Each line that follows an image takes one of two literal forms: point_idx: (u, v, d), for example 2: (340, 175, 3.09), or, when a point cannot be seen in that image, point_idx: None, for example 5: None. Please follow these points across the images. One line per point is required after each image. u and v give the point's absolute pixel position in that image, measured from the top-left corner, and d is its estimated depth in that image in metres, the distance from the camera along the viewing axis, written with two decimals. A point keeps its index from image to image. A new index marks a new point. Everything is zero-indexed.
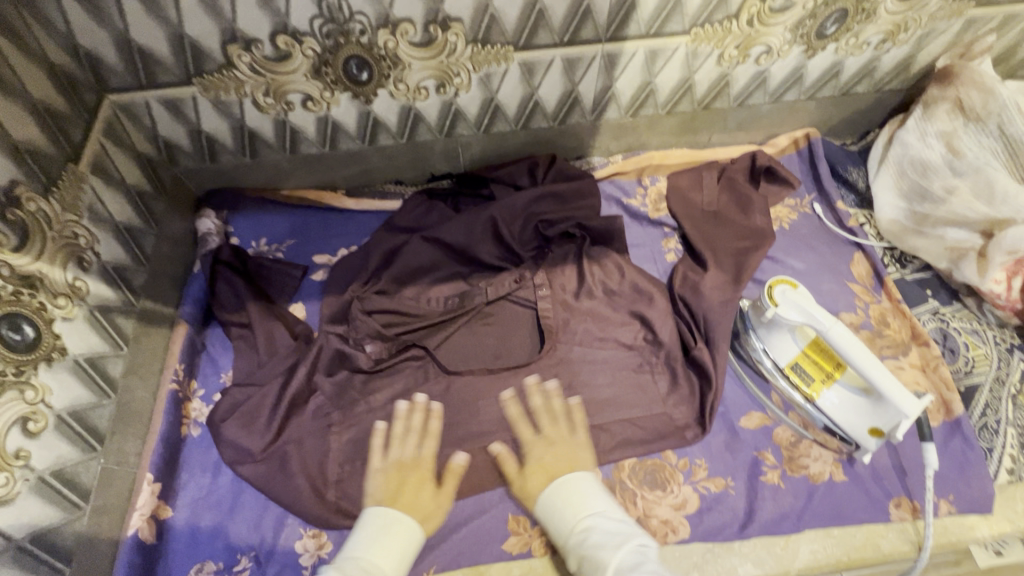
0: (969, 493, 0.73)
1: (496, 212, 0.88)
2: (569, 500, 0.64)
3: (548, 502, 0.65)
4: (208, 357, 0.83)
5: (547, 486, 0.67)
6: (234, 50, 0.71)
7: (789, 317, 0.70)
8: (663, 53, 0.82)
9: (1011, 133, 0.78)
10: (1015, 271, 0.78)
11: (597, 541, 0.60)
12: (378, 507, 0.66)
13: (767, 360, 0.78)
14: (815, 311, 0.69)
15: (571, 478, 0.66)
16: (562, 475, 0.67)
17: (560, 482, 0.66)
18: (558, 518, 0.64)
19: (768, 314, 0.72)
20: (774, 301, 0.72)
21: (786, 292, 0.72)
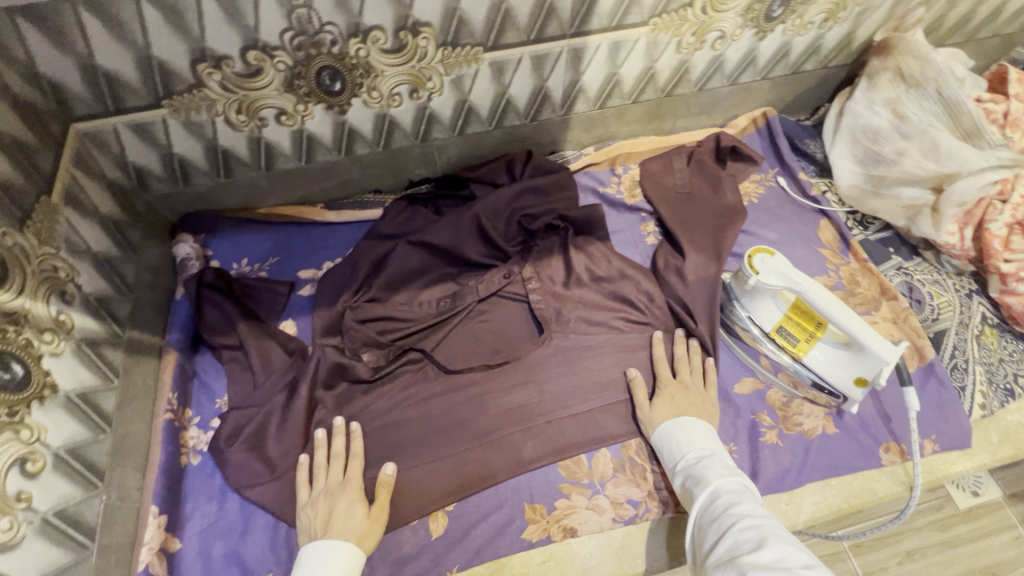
0: (949, 430, 0.78)
1: (480, 209, 0.89)
2: (678, 425, 0.74)
3: (662, 428, 0.75)
4: (201, 383, 0.81)
5: (667, 417, 0.76)
6: (204, 69, 0.70)
7: (770, 284, 0.74)
8: (626, 44, 0.85)
9: (948, 96, 0.83)
10: (966, 221, 0.84)
11: (704, 466, 0.67)
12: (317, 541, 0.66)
13: (753, 326, 0.81)
14: (796, 277, 0.73)
15: (687, 417, 0.74)
16: (680, 413, 0.75)
17: (679, 420, 0.74)
18: (676, 446, 0.72)
19: (751, 283, 0.76)
20: (756, 270, 0.76)
21: (766, 261, 0.75)
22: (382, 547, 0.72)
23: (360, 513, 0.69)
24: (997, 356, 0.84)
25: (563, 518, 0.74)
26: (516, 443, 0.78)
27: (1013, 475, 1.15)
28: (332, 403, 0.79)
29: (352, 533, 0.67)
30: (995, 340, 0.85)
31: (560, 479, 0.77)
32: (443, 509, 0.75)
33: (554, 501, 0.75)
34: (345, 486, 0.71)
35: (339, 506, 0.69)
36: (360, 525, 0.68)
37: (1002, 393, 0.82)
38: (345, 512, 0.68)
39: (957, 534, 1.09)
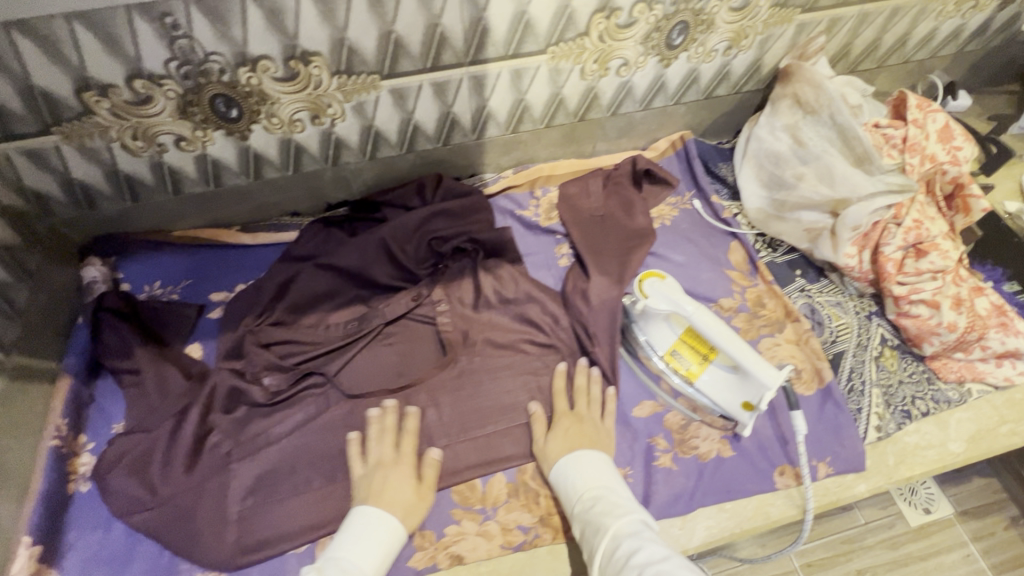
0: (844, 453, 0.78)
1: (387, 233, 0.90)
2: (573, 462, 0.72)
3: (559, 466, 0.73)
4: (98, 409, 0.81)
5: (562, 456, 0.74)
6: (91, 97, 0.70)
7: (657, 307, 0.75)
8: (527, 72, 0.86)
9: (841, 123, 0.85)
10: (864, 244, 0.86)
11: (601, 506, 0.66)
12: (369, 506, 0.69)
13: (650, 348, 0.82)
14: (680, 301, 0.74)
15: (579, 453, 0.73)
16: (573, 448, 0.74)
17: (574, 456, 0.73)
18: (572, 485, 0.70)
19: (640, 306, 0.77)
20: (645, 293, 0.76)
21: (654, 284, 0.76)
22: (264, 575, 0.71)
23: (405, 483, 0.73)
24: (897, 378, 0.84)
25: (451, 545, 0.73)
26: None
27: (959, 493, 1.14)
28: (228, 428, 0.79)
29: (399, 506, 0.70)
30: (895, 362, 0.85)
31: (452, 504, 0.76)
32: (331, 535, 0.74)
33: (445, 527, 0.75)
34: (398, 461, 0.75)
35: (388, 478, 0.72)
36: (404, 497, 0.71)
37: (900, 415, 0.82)
38: (392, 481, 0.72)
39: (909, 552, 1.08)
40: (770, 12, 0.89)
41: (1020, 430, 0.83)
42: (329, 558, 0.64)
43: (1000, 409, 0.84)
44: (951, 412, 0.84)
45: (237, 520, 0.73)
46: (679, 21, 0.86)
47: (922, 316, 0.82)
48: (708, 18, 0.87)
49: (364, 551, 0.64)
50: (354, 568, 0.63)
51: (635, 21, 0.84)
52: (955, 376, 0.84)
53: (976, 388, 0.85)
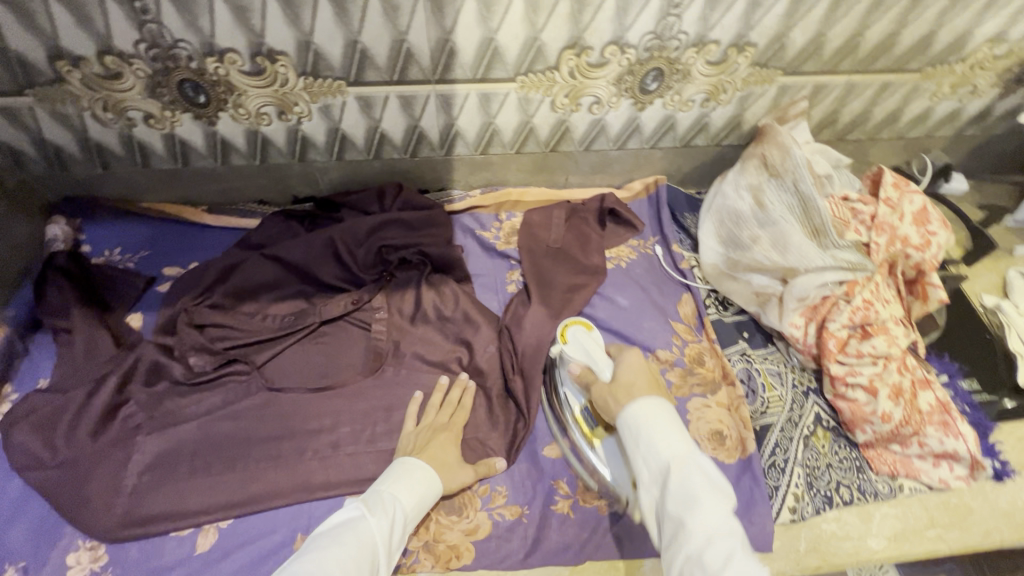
0: (751, 530, 0.76)
1: (337, 233, 0.91)
2: (658, 416, 0.61)
3: (637, 416, 0.62)
4: (29, 361, 0.83)
5: (637, 404, 0.63)
6: (62, 66, 0.74)
7: (571, 352, 0.80)
8: (496, 97, 0.87)
9: (802, 191, 0.82)
10: (811, 316, 0.83)
11: (691, 483, 0.56)
12: (410, 457, 0.73)
13: (567, 399, 0.81)
14: (592, 352, 0.79)
15: (660, 408, 0.62)
16: (651, 393, 0.64)
17: (650, 409, 0.62)
18: (659, 444, 0.59)
19: (558, 350, 0.83)
20: (565, 340, 0.83)
21: (577, 333, 0.83)
22: (143, 553, 0.71)
23: (450, 453, 0.76)
24: (826, 461, 0.81)
25: None
26: (310, 470, 0.78)
27: None
28: (143, 400, 0.80)
29: (435, 464, 0.73)
30: (826, 444, 0.82)
31: None
32: (216, 524, 0.74)
33: None
34: (448, 429, 0.78)
35: (433, 444, 0.76)
36: (449, 462, 0.75)
37: (820, 500, 0.79)
38: (439, 448, 0.75)
39: None
40: (750, 71, 0.88)
41: (948, 536, 0.79)
42: (373, 490, 0.68)
43: (932, 511, 0.80)
44: (877, 505, 0.80)
45: (129, 494, 0.74)
46: (653, 68, 0.86)
47: (858, 401, 0.80)
48: (684, 68, 0.86)
49: (405, 489, 0.68)
50: (394, 501, 0.67)
51: (608, 62, 0.84)
52: (887, 469, 0.81)
53: (908, 485, 0.81)
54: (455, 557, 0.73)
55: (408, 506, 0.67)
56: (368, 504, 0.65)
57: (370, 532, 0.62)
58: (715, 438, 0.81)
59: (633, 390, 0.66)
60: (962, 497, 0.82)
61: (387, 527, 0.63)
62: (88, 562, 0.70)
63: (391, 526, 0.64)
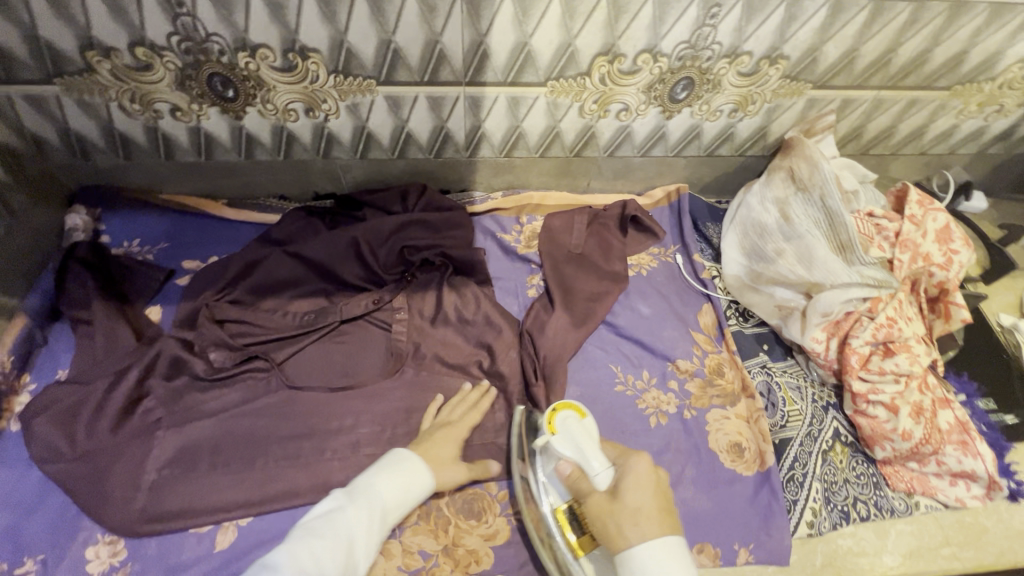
0: (768, 543, 0.76)
1: (359, 233, 0.90)
2: (667, 568, 0.56)
3: (646, 564, 0.56)
4: (48, 352, 0.83)
5: (644, 544, 0.57)
6: (92, 56, 0.73)
7: (562, 447, 0.69)
8: (525, 101, 0.87)
9: (830, 206, 0.82)
10: (833, 332, 0.83)
11: None
12: (401, 450, 0.74)
13: (546, 492, 0.73)
14: (585, 448, 0.67)
15: (669, 552, 0.57)
16: (662, 532, 0.58)
17: (658, 552, 0.57)
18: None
19: (545, 440, 0.71)
20: (553, 429, 0.70)
21: (568, 420, 0.71)
22: (161, 550, 0.71)
23: (450, 450, 0.76)
24: (843, 476, 0.81)
25: None
26: (330, 470, 0.78)
27: None
28: (163, 395, 0.79)
29: (431, 460, 0.74)
30: (844, 459, 0.82)
31: None
32: (235, 522, 0.74)
33: None
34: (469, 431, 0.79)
35: (436, 438, 0.77)
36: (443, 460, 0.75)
37: (837, 515, 0.79)
38: (436, 445, 0.76)
39: None
40: (780, 83, 0.88)
41: (962, 555, 0.79)
42: (357, 482, 0.69)
43: (947, 530, 0.81)
44: (893, 522, 0.80)
45: (148, 489, 0.73)
46: (684, 77, 0.85)
47: (878, 418, 0.79)
48: (715, 78, 0.86)
49: (385, 480, 0.69)
50: (375, 491, 0.68)
51: (639, 70, 0.83)
52: (903, 486, 0.81)
53: (924, 502, 0.81)
54: (474, 562, 0.73)
55: (392, 497, 0.68)
56: (349, 494, 0.67)
57: (347, 522, 0.63)
58: (734, 450, 0.82)
59: (639, 518, 0.59)
60: (977, 517, 0.82)
61: (364, 516, 0.65)
62: (106, 557, 0.70)
63: (369, 517, 0.65)
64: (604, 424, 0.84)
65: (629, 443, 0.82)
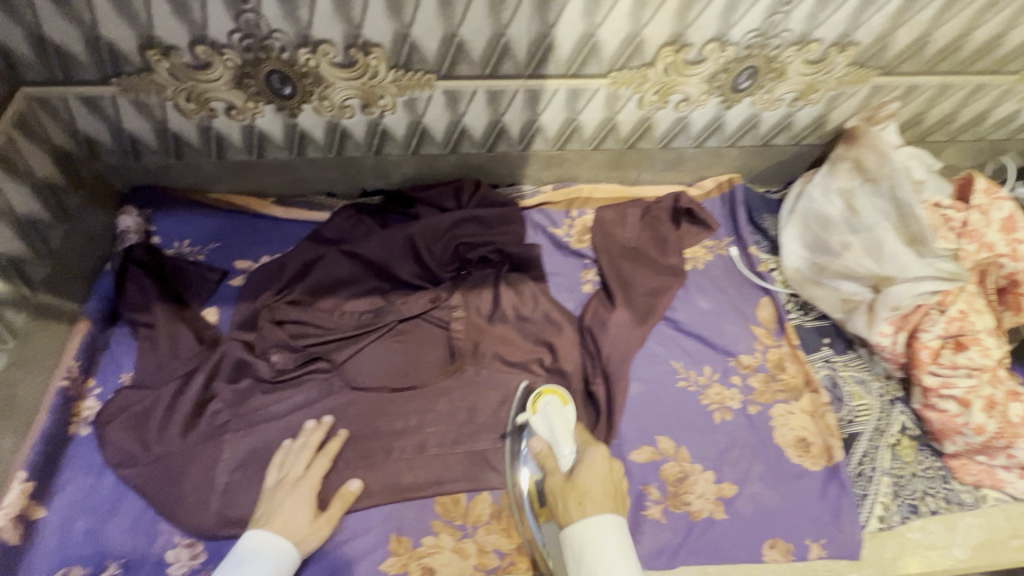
0: (840, 537, 0.76)
1: (415, 231, 0.90)
2: (602, 539, 0.59)
3: (580, 541, 0.59)
4: (109, 356, 0.82)
5: (588, 518, 0.60)
6: (152, 55, 0.71)
7: (538, 426, 0.74)
8: (585, 93, 0.85)
9: (900, 197, 0.81)
10: (901, 325, 0.82)
11: None
12: (256, 531, 0.66)
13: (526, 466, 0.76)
14: (558, 429, 0.72)
15: (606, 521, 0.60)
16: (602, 508, 0.61)
17: (592, 523, 0.60)
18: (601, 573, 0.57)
19: (525, 418, 0.77)
20: (534, 409, 0.76)
21: (549, 405, 0.76)
22: None
23: (303, 512, 0.69)
24: (911, 470, 0.81)
25: (425, 556, 0.72)
26: (399, 470, 0.77)
27: None
28: (229, 398, 0.79)
29: (289, 534, 0.67)
30: (911, 454, 0.82)
31: (433, 515, 0.75)
32: None
33: (422, 537, 0.73)
34: None
35: (285, 504, 0.70)
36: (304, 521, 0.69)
37: (906, 508, 0.79)
38: (292, 509, 0.69)
39: None
40: (846, 70, 0.85)
41: None
42: None
43: (1014, 522, 0.81)
44: (961, 515, 0.80)
45: (222, 492, 0.73)
46: (749, 66, 0.83)
47: (948, 412, 0.79)
48: (781, 67, 0.84)
49: (246, 574, 0.62)
50: None
51: (704, 60, 0.81)
52: (972, 479, 0.81)
53: (993, 496, 0.81)
54: None
55: None
56: None
57: None
58: (801, 444, 0.81)
59: (585, 500, 0.62)
60: None
61: None
62: (186, 559, 0.70)
63: None
64: (670, 421, 0.83)
65: (697, 440, 0.81)
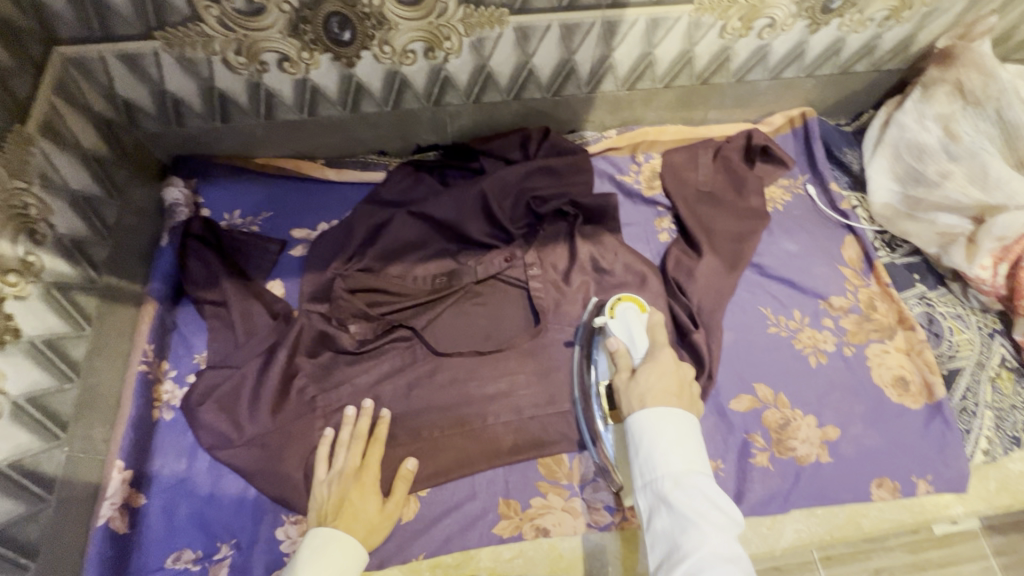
0: (947, 473, 0.75)
1: (487, 185, 0.84)
2: (666, 430, 0.56)
3: (644, 426, 0.57)
4: (179, 336, 0.78)
5: (653, 407, 0.58)
6: (201, 1, 0.64)
7: (615, 329, 0.72)
8: (666, 22, 0.78)
9: (1009, 118, 0.79)
10: (1002, 257, 0.78)
11: (695, 503, 0.52)
12: (322, 527, 0.63)
13: (595, 370, 0.75)
14: (636, 335, 0.70)
15: (674, 411, 0.57)
16: (664, 404, 0.58)
17: (661, 413, 0.57)
18: (659, 457, 0.55)
19: (601, 322, 0.74)
20: (612, 313, 0.73)
21: (627, 310, 0.74)
22: None
23: (371, 503, 0.67)
24: (1010, 402, 0.79)
25: (536, 517, 0.73)
26: (496, 435, 0.75)
27: None
28: (312, 372, 0.76)
29: (361, 526, 0.64)
30: (1010, 385, 0.80)
31: (537, 476, 0.75)
32: (416, 494, 0.73)
33: (530, 499, 0.73)
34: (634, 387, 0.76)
35: (352, 494, 0.67)
36: (366, 510, 0.66)
37: (1008, 441, 0.77)
38: (358, 501, 0.66)
39: None
40: None
41: None
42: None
43: None
44: None
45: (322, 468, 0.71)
46: None
47: None
48: None
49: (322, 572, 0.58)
50: None
51: None
52: None
53: None
54: None
55: None
56: None
57: None
58: (899, 383, 0.80)
59: (645, 398, 0.60)
60: None
61: None
62: (296, 536, 0.69)
63: None
64: (767, 369, 0.80)
65: (795, 386, 0.79)
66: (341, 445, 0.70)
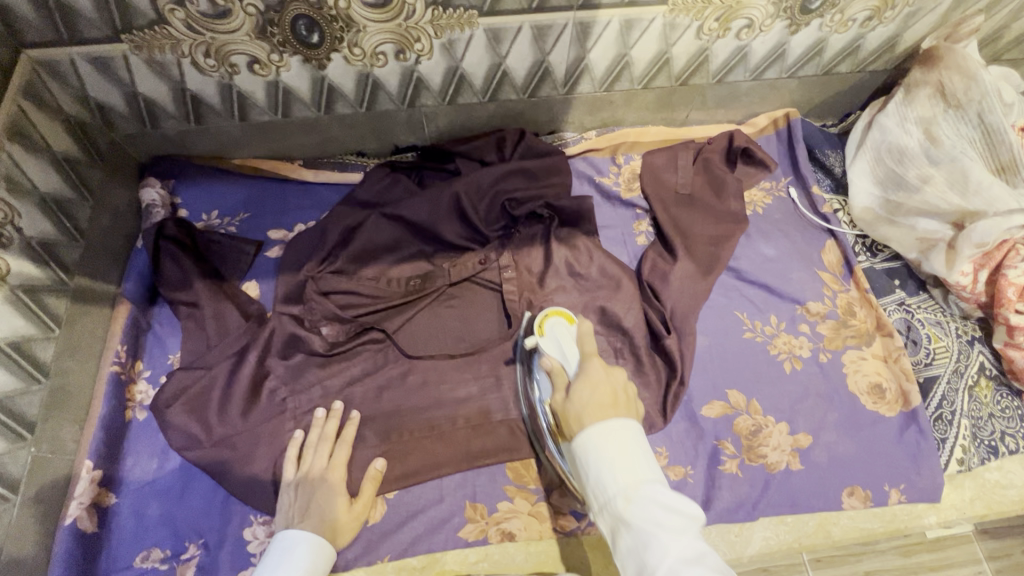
0: (920, 483, 0.74)
1: (460, 187, 0.83)
2: (609, 447, 0.55)
3: (587, 449, 0.56)
4: (154, 337, 0.79)
5: (591, 428, 0.56)
6: (165, 4, 0.64)
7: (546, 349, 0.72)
8: (640, 23, 0.76)
9: (989, 122, 0.77)
10: (983, 263, 0.78)
11: (650, 515, 0.51)
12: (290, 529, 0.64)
13: (538, 389, 0.75)
14: (566, 349, 0.71)
15: (613, 425, 0.56)
16: (602, 421, 0.57)
17: (598, 432, 0.56)
18: (606, 476, 0.54)
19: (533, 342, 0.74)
20: (542, 332, 0.74)
21: (556, 327, 0.74)
22: None
23: (336, 504, 0.67)
24: (988, 411, 0.78)
25: (502, 522, 0.73)
26: (465, 438, 0.75)
27: None
28: (283, 374, 0.76)
29: (328, 528, 0.65)
30: (989, 394, 0.79)
31: (505, 480, 0.75)
32: (383, 496, 0.73)
33: (497, 503, 0.74)
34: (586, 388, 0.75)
35: (318, 494, 0.67)
36: (332, 511, 0.66)
37: (985, 450, 0.77)
38: (325, 503, 0.66)
39: None
40: None
41: None
42: None
43: None
44: None
45: None
46: None
47: None
48: None
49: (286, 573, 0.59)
50: None
51: None
52: None
53: None
54: None
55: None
56: None
57: None
58: (875, 390, 0.78)
59: (582, 418, 0.58)
60: None
61: None
62: (263, 536, 0.69)
63: None
64: (741, 374, 0.80)
65: (767, 392, 0.79)
66: (309, 447, 0.70)
